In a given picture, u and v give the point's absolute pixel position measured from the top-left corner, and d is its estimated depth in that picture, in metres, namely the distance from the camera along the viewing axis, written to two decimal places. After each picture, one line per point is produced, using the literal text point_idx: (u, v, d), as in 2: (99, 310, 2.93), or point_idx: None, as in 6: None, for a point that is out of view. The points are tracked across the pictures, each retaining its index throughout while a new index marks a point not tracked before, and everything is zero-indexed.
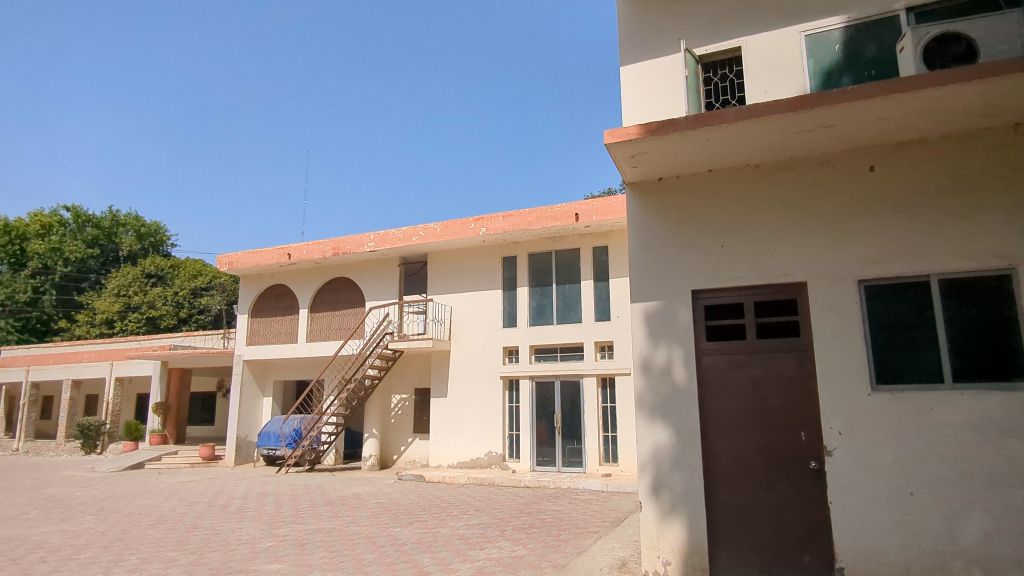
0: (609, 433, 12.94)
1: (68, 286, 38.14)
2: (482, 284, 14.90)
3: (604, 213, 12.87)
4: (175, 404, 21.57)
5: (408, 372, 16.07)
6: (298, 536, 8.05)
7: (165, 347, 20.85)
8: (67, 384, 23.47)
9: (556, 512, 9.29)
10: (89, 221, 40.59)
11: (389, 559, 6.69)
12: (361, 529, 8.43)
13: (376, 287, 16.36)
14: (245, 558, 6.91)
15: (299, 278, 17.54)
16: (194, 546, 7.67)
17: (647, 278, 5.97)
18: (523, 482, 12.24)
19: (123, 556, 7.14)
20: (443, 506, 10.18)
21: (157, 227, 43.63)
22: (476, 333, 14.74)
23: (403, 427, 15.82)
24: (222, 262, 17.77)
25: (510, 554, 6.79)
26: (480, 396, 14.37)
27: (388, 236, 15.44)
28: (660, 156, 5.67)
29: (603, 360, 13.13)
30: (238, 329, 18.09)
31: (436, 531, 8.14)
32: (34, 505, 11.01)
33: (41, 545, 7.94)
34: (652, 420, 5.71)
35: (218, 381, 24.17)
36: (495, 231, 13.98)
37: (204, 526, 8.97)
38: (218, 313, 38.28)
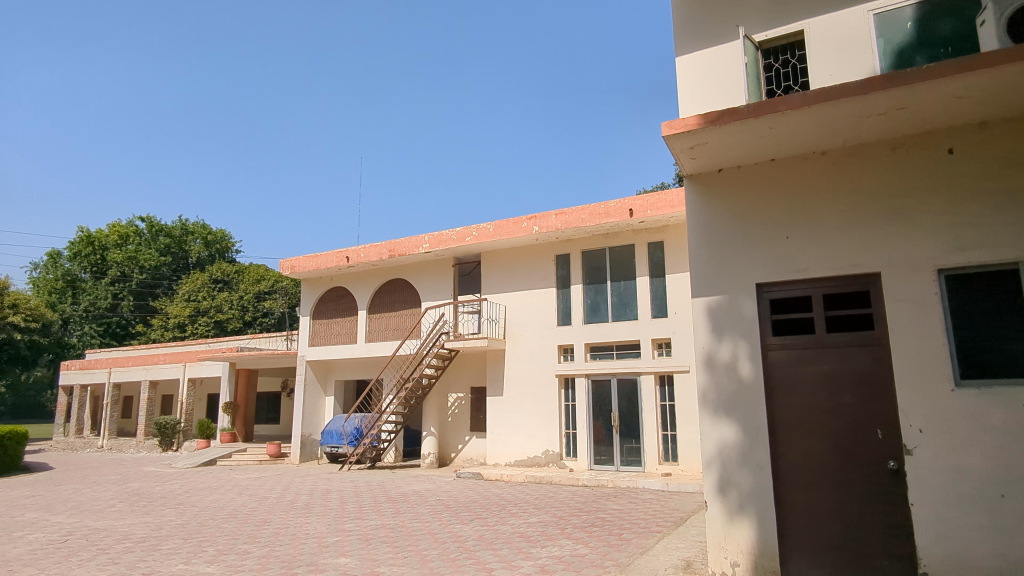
0: (668, 432, 12.69)
1: (144, 292, 40.39)
2: (536, 283, 14.90)
3: (658, 207, 12.64)
4: (243, 403, 22.52)
5: (464, 371, 16.25)
6: (363, 531, 8.26)
7: (233, 349, 21.80)
8: (144, 385, 24.87)
9: (616, 512, 9.20)
10: (161, 230, 42.83)
11: (452, 555, 6.76)
12: (423, 525, 8.57)
13: (432, 287, 16.62)
14: (314, 552, 7.14)
15: (357, 280, 18.00)
16: (266, 539, 7.98)
17: (708, 272, 5.83)
18: (581, 480, 12.17)
19: (202, 548, 7.51)
20: (503, 504, 10.25)
21: (222, 234, 45.68)
22: (531, 332, 14.75)
23: (460, 426, 16.02)
24: (284, 266, 18.44)
25: (571, 552, 6.76)
26: (536, 395, 14.37)
27: (442, 237, 15.67)
28: (720, 147, 5.52)
29: (660, 358, 12.90)
30: (301, 330, 18.73)
31: (497, 528, 8.18)
32: (120, 498, 11.73)
33: (128, 536, 8.43)
34: (717, 417, 5.56)
35: (282, 381, 25.06)
36: (547, 229, 13.98)
37: (274, 520, 9.34)
38: (281, 316, 39.82)
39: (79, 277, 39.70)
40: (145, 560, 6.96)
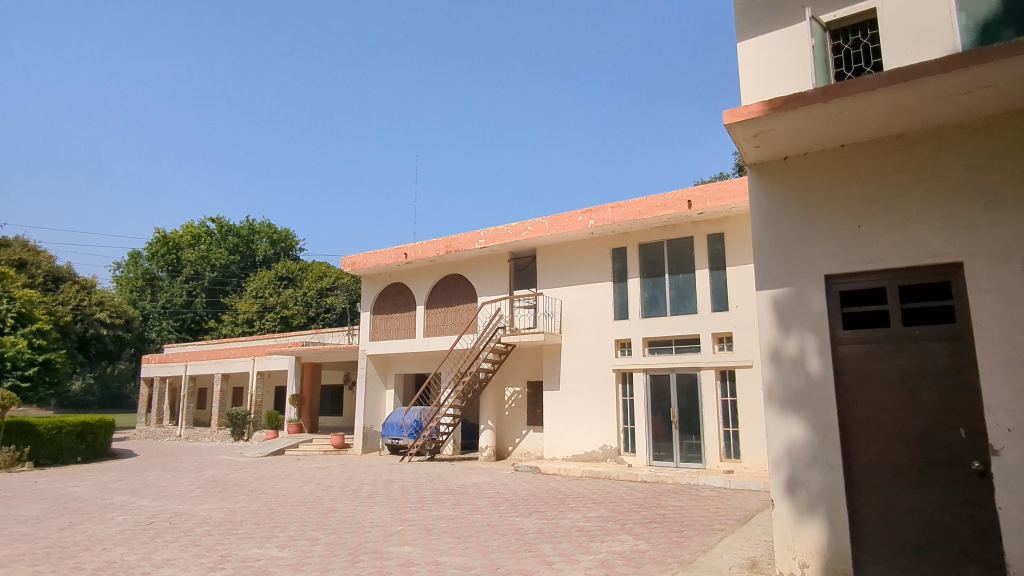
0: (731, 428, 12.38)
1: (216, 289, 42.47)
2: (593, 277, 14.80)
3: (718, 198, 12.30)
4: (308, 396, 23.37)
5: (521, 365, 16.34)
6: (425, 521, 8.45)
7: (298, 344, 22.66)
8: (217, 378, 26.18)
9: (676, 508, 9.06)
10: (230, 230, 44.89)
11: (512, 547, 6.83)
12: (483, 517, 8.69)
13: (488, 283, 16.77)
14: (379, 540, 7.36)
15: (415, 276, 18.37)
16: (333, 527, 8.28)
17: (773, 264, 5.64)
18: (640, 476, 12.04)
19: (274, 533, 7.88)
20: (561, 498, 10.26)
21: (287, 233, 47.51)
22: (587, 326, 14.68)
23: (517, 420, 16.14)
24: (346, 263, 19.01)
25: (632, 548, 6.70)
26: (593, 389, 14.30)
27: (498, 232, 15.77)
28: (786, 134, 5.33)
29: (721, 352, 12.59)
30: (362, 325, 19.27)
31: (556, 522, 8.21)
32: (197, 484, 12.42)
33: (207, 520, 8.93)
34: (784, 413, 5.39)
35: (344, 375, 25.85)
36: (603, 222, 13.86)
37: (340, 508, 9.68)
38: (343, 312, 41.06)
39: (157, 276, 42.09)
40: (222, 543, 7.35)
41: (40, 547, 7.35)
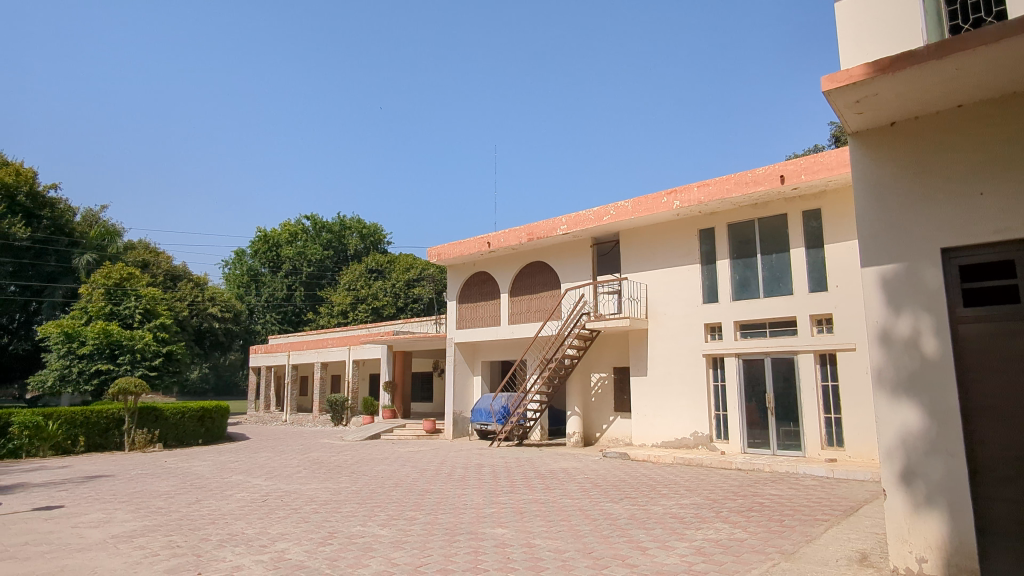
0: (832, 415, 11.71)
1: (313, 283, 44.97)
2: (680, 260, 14.39)
3: (814, 170, 11.57)
4: (401, 383, 24.34)
5: (606, 351, 16.22)
6: (516, 505, 8.61)
7: (390, 334, 23.61)
8: (317, 366, 27.79)
9: (775, 497, 8.70)
10: (324, 227, 47.54)
11: (605, 532, 6.83)
12: (573, 501, 8.74)
13: (570, 269, 16.72)
14: (474, 521, 7.57)
15: (498, 264, 18.60)
16: (430, 508, 8.59)
17: (880, 238, 5.25)
18: (734, 463, 11.66)
19: (375, 513, 8.30)
20: (652, 484, 10.14)
21: (375, 228, 49.59)
22: (674, 311, 14.33)
23: (604, 406, 16.06)
24: (431, 254, 19.55)
25: (729, 537, 6.51)
26: (683, 374, 13.97)
27: (580, 218, 15.67)
28: (894, 97, 4.93)
29: (820, 335, 11.91)
30: (449, 314, 19.78)
31: (648, 508, 8.12)
32: (304, 466, 13.27)
33: (314, 498, 9.53)
34: (896, 399, 5.02)
35: (433, 362, 26.67)
36: (689, 203, 13.45)
37: (434, 491, 10.04)
38: (430, 302, 42.40)
39: (261, 272, 45.10)
40: (329, 521, 7.83)
41: (172, 519, 8.13)
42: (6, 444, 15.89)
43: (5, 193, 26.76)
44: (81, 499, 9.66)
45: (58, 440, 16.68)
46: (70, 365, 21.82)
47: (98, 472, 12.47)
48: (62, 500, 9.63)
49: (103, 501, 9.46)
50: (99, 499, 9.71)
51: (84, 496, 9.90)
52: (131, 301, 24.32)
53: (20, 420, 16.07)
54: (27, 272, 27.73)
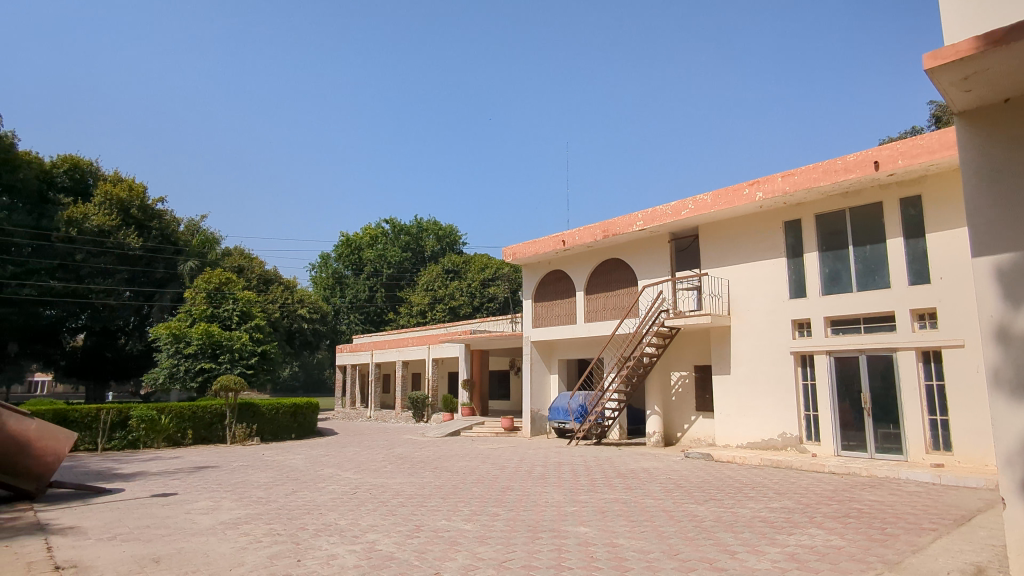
0: (938, 416, 10.88)
1: (393, 284, 46.55)
2: (764, 253, 13.83)
3: (912, 154, 10.78)
4: (479, 381, 24.78)
5: (687, 348, 15.82)
6: (598, 503, 8.56)
7: (467, 332, 24.05)
8: (399, 365, 28.72)
9: (874, 503, 8.19)
10: (402, 229, 49.17)
11: (691, 534, 6.67)
12: (656, 502, 8.60)
13: (647, 265, 16.44)
14: (555, 519, 7.59)
15: (574, 262, 18.53)
16: (511, 504, 8.69)
17: (994, 225, 4.84)
18: (827, 466, 11.09)
19: (459, 508, 8.48)
20: (738, 486, 9.80)
21: (450, 229, 50.79)
22: (758, 307, 13.79)
23: (685, 405, 15.68)
24: (507, 254, 19.76)
25: (824, 543, 6.21)
26: (769, 373, 13.42)
27: (656, 213, 15.38)
28: (1007, 71, 4.54)
29: (923, 331, 11.09)
30: (526, 313, 19.90)
31: (735, 511, 7.86)
32: (389, 460, 13.77)
33: (400, 492, 9.87)
34: (1017, 401, 4.59)
35: (510, 361, 26.92)
36: (773, 194, 12.90)
37: (516, 487, 10.13)
38: (505, 301, 42.94)
39: (344, 274, 47.09)
40: (416, 514, 8.09)
41: (272, 508, 8.66)
42: (126, 436, 17.39)
43: (121, 206, 29.32)
44: (193, 488, 10.47)
45: (170, 433, 18.11)
46: (178, 364, 23.72)
47: (206, 463, 13.46)
48: (176, 488, 10.46)
49: (210, 490, 10.21)
50: (207, 488, 10.49)
51: (194, 485, 10.73)
52: (229, 304, 25.92)
53: (137, 414, 17.53)
54: (140, 279, 29.93)
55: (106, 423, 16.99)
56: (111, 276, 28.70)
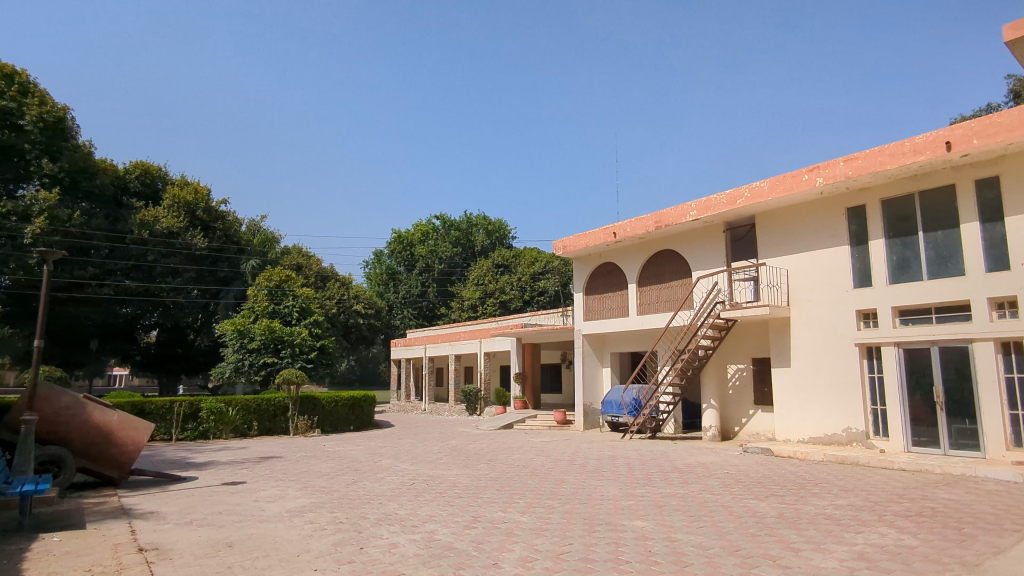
0: (1020, 411, 10.22)
1: (444, 279, 47.22)
2: (825, 241, 13.31)
3: (989, 133, 10.14)
4: (531, 374, 24.87)
5: (744, 341, 15.42)
6: (654, 498, 8.48)
7: (518, 326, 24.16)
8: (452, 358, 29.14)
9: (950, 502, 7.79)
10: (452, 225, 49.84)
11: (752, 530, 6.52)
12: (714, 497, 8.44)
13: (702, 256, 16.09)
14: (612, 513, 7.57)
15: (625, 254, 18.32)
16: (566, 497, 8.70)
17: None
18: (896, 463, 10.62)
19: (514, 500, 8.55)
20: (801, 482, 9.50)
21: (500, 223, 51.19)
22: (820, 297, 13.30)
23: (743, 399, 15.31)
24: (557, 247, 19.71)
25: (895, 543, 5.95)
26: (832, 365, 12.94)
27: (711, 202, 15.03)
28: None
29: (1002, 320, 10.45)
30: (577, 306, 19.80)
31: (798, 507, 7.63)
32: (445, 453, 13.99)
33: (456, 483, 10.03)
34: None
35: (562, 354, 26.87)
36: (835, 179, 12.40)
37: (570, 480, 10.13)
38: (556, 294, 42.96)
39: (397, 270, 48.04)
40: (473, 505, 8.20)
41: (335, 497, 8.96)
42: (197, 427, 18.32)
43: (187, 209, 30.83)
44: (260, 477, 10.94)
45: (237, 424, 18.96)
46: (243, 358, 24.76)
47: (271, 454, 14.03)
48: (245, 476, 10.96)
49: (276, 479, 10.65)
50: (273, 477, 10.95)
51: (262, 474, 11.21)
52: (289, 300, 26.81)
53: (207, 406, 18.43)
54: (206, 278, 31.44)
55: (179, 415, 17.90)
56: (180, 275, 30.22)
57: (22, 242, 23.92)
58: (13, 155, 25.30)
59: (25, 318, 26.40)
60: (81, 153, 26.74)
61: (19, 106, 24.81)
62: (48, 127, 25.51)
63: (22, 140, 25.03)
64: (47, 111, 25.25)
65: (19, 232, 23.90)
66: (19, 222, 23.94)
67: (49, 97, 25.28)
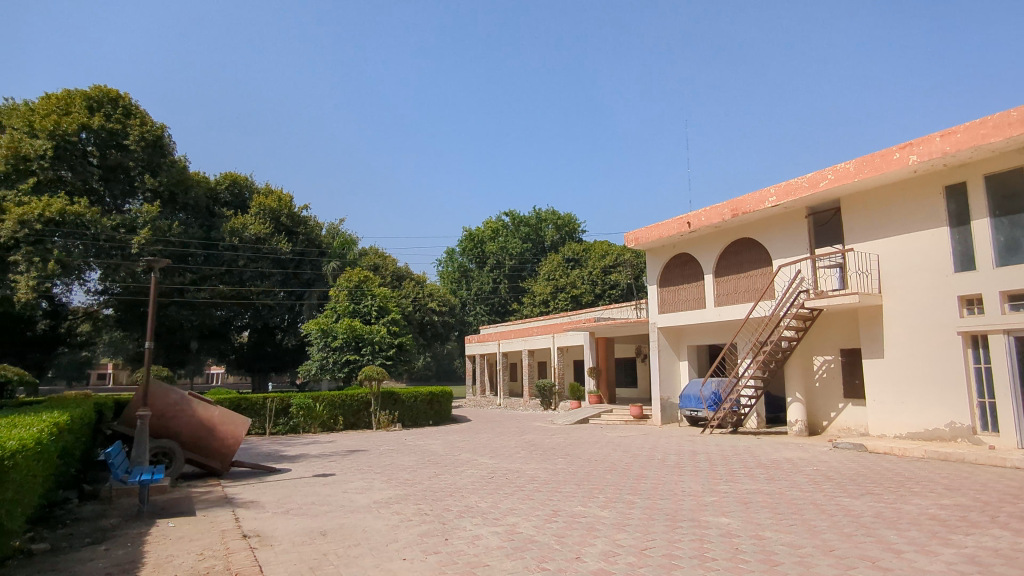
0: None
1: (515, 275, 47.54)
2: (920, 223, 12.44)
3: None
4: (605, 368, 24.69)
5: (831, 331, 14.67)
6: (739, 494, 8.24)
7: (591, 320, 24.00)
8: (525, 354, 29.31)
9: None
10: (522, 221, 50.07)
11: (847, 530, 6.22)
12: (804, 494, 8.10)
13: (783, 243, 15.42)
14: (695, 509, 7.41)
15: (700, 245, 17.81)
16: (646, 493, 8.59)
17: None
18: (1008, 461, 9.82)
19: (594, 495, 8.52)
20: (899, 480, 8.95)
21: (569, 217, 50.97)
22: (916, 283, 12.46)
23: (831, 392, 14.58)
24: (629, 239, 19.41)
25: (1010, 547, 5.52)
26: (931, 356, 12.10)
27: (791, 186, 14.39)
28: None
29: None
30: (651, 299, 19.43)
31: (898, 507, 7.20)
32: (522, 447, 14.13)
33: (534, 478, 10.12)
34: None
35: (636, 348, 26.47)
36: (930, 156, 11.56)
37: (650, 476, 10.00)
38: (628, 287, 42.36)
39: (469, 268, 48.79)
40: (552, 500, 8.26)
41: (418, 490, 9.25)
42: (288, 422, 19.39)
43: (273, 215, 32.70)
44: (348, 469, 11.46)
45: (324, 419, 19.90)
46: (327, 356, 25.92)
47: (357, 447, 14.64)
48: (334, 469, 11.50)
49: (363, 472, 11.11)
50: (360, 469, 11.43)
51: (349, 467, 11.72)
52: (368, 300, 27.78)
53: (296, 402, 19.45)
54: (291, 280, 33.08)
55: (272, 410, 19.02)
56: (268, 278, 32.01)
57: (131, 252, 26.08)
58: (120, 172, 27.62)
59: (136, 323, 28.73)
60: (178, 167, 28.75)
61: (124, 127, 27.04)
62: (149, 145, 27.62)
63: (128, 158, 27.27)
64: (148, 130, 27.37)
65: (128, 243, 26.05)
66: (127, 234, 26.04)
67: (149, 117, 27.43)
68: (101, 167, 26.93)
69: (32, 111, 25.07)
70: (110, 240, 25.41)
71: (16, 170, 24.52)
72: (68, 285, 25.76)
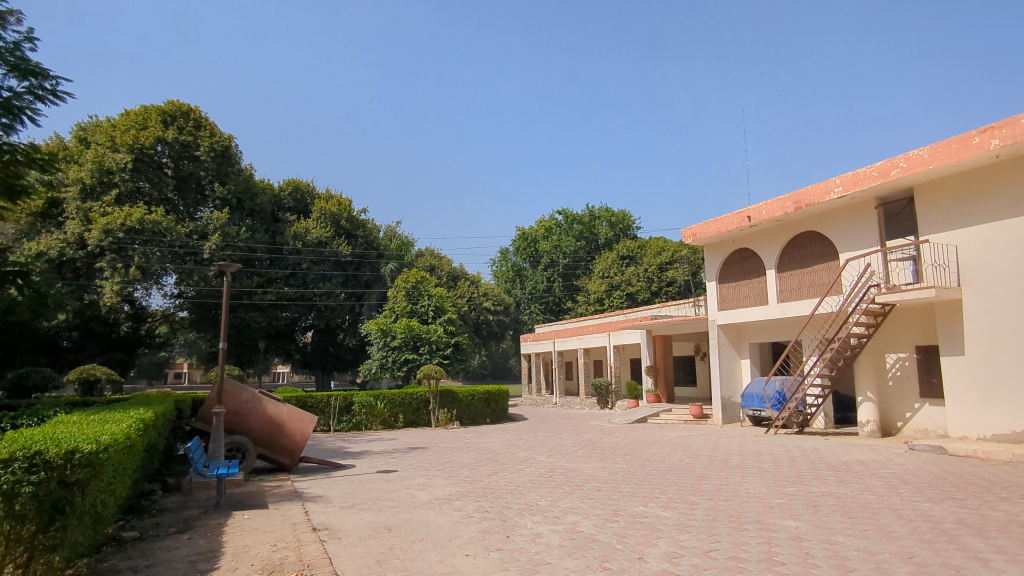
0: None
1: (569, 274, 47.36)
2: (1004, 212, 11.68)
3: None
4: (663, 367, 24.28)
5: (905, 327, 13.96)
6: (808, 496, 7.95)
7: (648, 318, 23.65)
8: (581, 352, 29.17)
9: None
10: (575, 219, 49.82)
11: (927, 536, 5.91)
12: (879, 498, 7.74)
13: (851, 236, 14.75)
14: (761, 511, 7.20)
15: (761, 239, 17.26)
16: (709, 494, 8.41)
17: None
18: None
19: (655, 495, 8.40)
20: (984, 485, 8.42)
21: (623, 214, 50.35)
22: (1000, 275, 11.71)
23: (905, 391, 13.87)
24: (686, 235, 19.02)
25: None
26: (1017, 352, 11.34)
27: (859, 176, 13.76)
28: None
29: None
30: (710, 296, 18.97)
31: (984, 513, 6.77)
32: (579, 446, 14.09)
33: (593, 477, 10.07)
34: None
35: (695, 346, 25.90)
36: (1014, 140, 10.81)
37: (713, 477, 9.77)
38: (685, 285, 41.45)
39: (523, 267, 49.01)
40: (612, 499, 8.20)
41: (478, 487, 9.35)
42: (351, 419, 19.99)
43: (333, 219, 33.84)
44: (409, 466, 11.71)
45: (385, 416, 20.42)
46: (387, 355, 26.61)
47: (417, 445, 14.95)
48: (395, 466, 11.76)
49: (424, 469, 11.34)
50: (420, 466, 11.65)
51: (410, 464, 11.97)
52: (425, 300, 28.11)
53: (358, 400, 20.06)
54: (352, 282, 34.01)
55: (336, 408, 19.68)
56: (330, 280, 32.98)
57: (203, 257, 27.33)
58: (192, 182, 29.14)
59: (208, 324, 30.32)
60: (245, 176, 30.07)
61: (195, 139, 28.49)
62: (218, 154, 28.99)
63: (199, 168, 28.69)
64: (217, 141, 28.77)
65: (200, 248, 27.37)
66: (199, 240, 27.35)
67: (217, 128, 28.84)
68: (175, 177, 28.49)
69: (113, 127, 26.87)
70: (184, 246, 26.77)
71: (101, 183, 26.41)
72: (147, 289, 27.35)
